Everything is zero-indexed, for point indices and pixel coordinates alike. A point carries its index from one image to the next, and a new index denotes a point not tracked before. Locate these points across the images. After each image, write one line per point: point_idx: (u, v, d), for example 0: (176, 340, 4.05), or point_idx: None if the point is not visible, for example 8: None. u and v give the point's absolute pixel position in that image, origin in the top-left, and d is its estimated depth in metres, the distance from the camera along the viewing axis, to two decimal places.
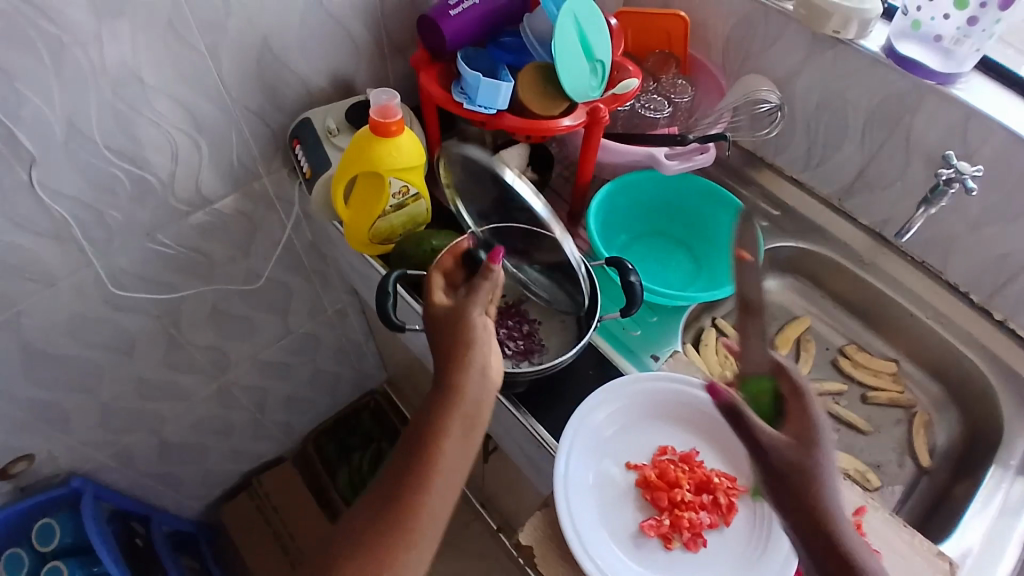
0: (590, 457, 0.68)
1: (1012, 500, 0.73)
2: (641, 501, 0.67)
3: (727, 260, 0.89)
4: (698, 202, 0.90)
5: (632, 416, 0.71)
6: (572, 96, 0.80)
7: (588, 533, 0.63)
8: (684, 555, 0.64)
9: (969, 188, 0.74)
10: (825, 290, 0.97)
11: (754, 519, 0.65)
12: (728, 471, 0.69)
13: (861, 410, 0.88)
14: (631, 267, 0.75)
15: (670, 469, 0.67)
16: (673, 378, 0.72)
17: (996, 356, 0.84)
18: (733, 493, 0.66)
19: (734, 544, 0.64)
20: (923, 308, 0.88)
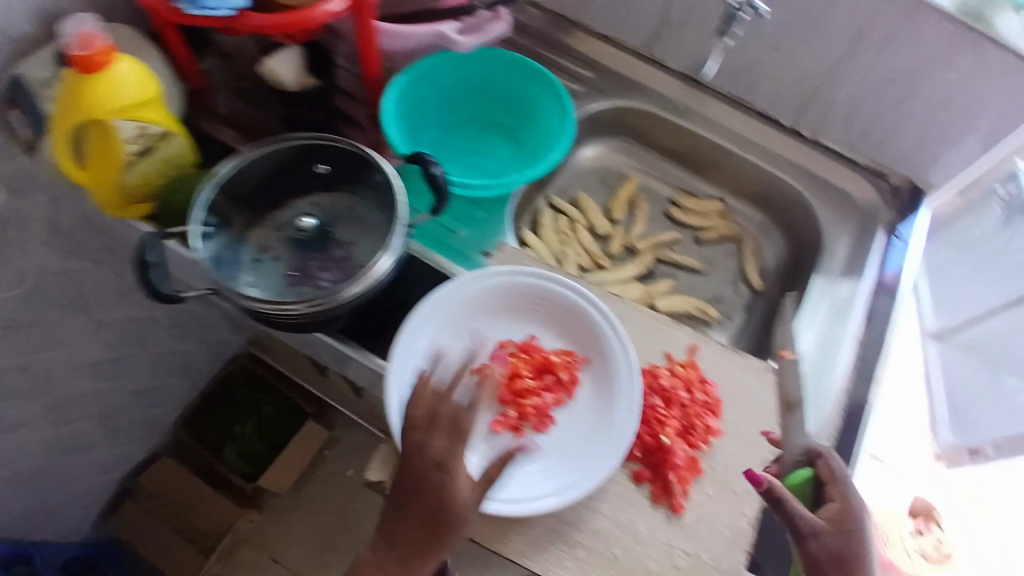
0: (426, 376, 0.64)
1: (840, 303, 0.78)
2: (486, 403, 0.65)
3: (542, 133, 0.82)
4: (503, 79, 0.83)
5: (461, 322, 0.67)
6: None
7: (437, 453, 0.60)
8: (538, 440, 0.63)
9: (760, 11, 0.74)
10: (651, 144, 0.94)
11: (598, 387, 0.65)
12: (565, 348, 0.67)
13: (695, 252, 0.90)
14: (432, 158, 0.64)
15: (509, 363, 0.65)
16: (492, 271, 0.67)
17: (809, 173, 0.87)
18: (573, 367, 0.66)
19: (580, 413, 0.64)
20: (737, 142, 0.89)
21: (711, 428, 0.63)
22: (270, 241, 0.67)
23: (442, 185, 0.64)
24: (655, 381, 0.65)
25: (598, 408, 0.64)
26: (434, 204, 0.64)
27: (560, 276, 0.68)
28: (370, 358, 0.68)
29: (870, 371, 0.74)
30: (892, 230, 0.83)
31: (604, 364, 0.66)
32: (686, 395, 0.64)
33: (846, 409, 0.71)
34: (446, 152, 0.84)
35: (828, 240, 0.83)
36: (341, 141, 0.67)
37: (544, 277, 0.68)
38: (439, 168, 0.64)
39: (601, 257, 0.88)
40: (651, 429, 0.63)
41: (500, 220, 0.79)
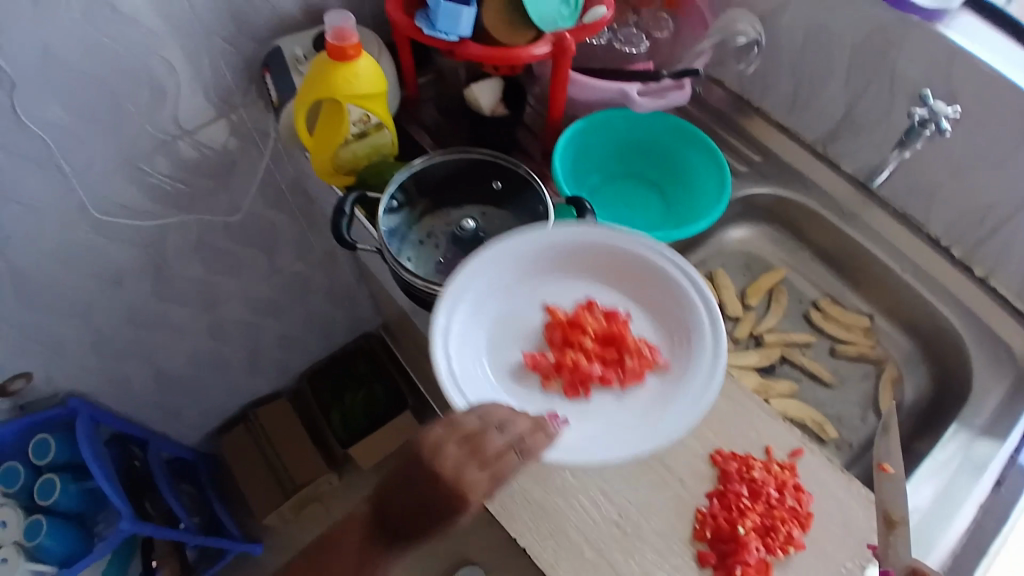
0: (488, 307, 0.67)
1: (973, 459, 0.71)
2: (533, 345, 0.66)
3: (694, 201, 0.85)
4: (670, 143, 0.87)
5: (542, 270, 0.70)
6: (543, 24, 0.73)
7: (468, 368, 0.63)
8: (561, 400, 0.63)
9: (944, 130, 0.70)
10: (806, 241, 0.93)
11: (656, 392, 0.63)
12: (649, 339, 0.66)
13: (827, 362, 0.87)
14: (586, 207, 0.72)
15: (580, 316, 0.66)
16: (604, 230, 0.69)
17: (974, 314, 0.80)
18: (642, 359, 0.64)
19: (620, 403, 0.63)
20: (900, 262, 0.84)
21: (794, 538, 0.60)
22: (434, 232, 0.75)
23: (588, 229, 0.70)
24: (746, 469, 0.63)
25: (651, 403, 0.62)
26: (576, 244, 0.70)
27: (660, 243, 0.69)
28: None
29: (991, 545, 0.65)
30: None
31: (675, 380, 0.63)
32: (776, 492, 0.62)
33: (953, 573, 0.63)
34: (602, 198, 0.89)
35: (980, 390, 0.76)
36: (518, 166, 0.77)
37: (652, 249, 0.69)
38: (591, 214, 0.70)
39: (724, 337, 0.88)
40: (729, 514, 0.61)
41: None
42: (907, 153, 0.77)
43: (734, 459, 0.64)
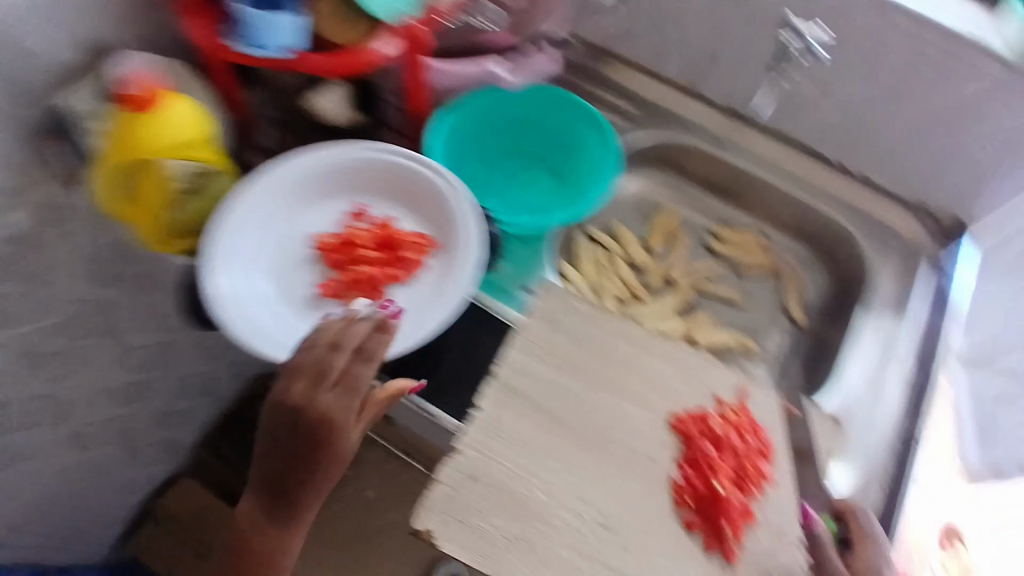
0: (293, 248, 0.63)
1: (887, 339, 0.77)
2: (316, 273, 0.62)
3: (584, 167, 0.82)
4: (545, 112, 0.82)
5: (329, 186, 0.65)
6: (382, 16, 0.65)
7: (262, 297, 0.59)
8: (357, 309, 0.60)
9: (821, 57, 0.74)
10: (690, 175, 0.94)
11: (433, 274, 0.61)
12: (421, 232, 0.63)
13: (735, 286, 0.89)
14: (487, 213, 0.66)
15: (350, 232, 0.62)
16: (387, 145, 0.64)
17: (854, 209, 0.86)
18: (419, 249, 0.62)
19: (412, 295, 0.60)
20: (780, 176, 0.88)
21: (765, 473, 0.59)
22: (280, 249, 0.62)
23: None
24: (704, 425, 0.59)
25: (425, 299, 0.60)
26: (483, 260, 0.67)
27: (434, 166, 0.63)
28: (410, 398, 0.66)
29: (919, 412, 0.72)
30: (938, 265, 0.82)
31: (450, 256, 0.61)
32: (738, 438, 0.59)
33: (899, 444, 0.70)
34: (488, 185, 0.84)
35: (876, 276, 0.82)
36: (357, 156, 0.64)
37: (427, 168, 0.64)
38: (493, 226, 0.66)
39: (640, 289, 0.87)
40: (705, 476, 0.57)
41: (539, 258, 0.79)
42: (783, 80, 0.81)
43: (692, 420, 0.59)
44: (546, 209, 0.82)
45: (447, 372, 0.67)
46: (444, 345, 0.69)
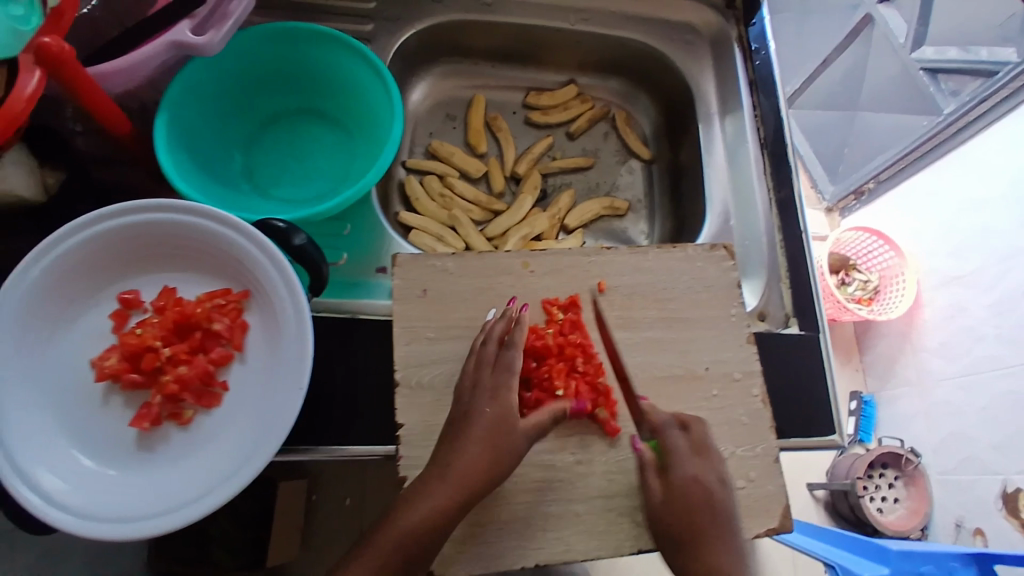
0: (79, 401, 0.47)
1: (730, 139, 0.76)
2: (128, 404, 0.47)
3: (362, 105, 0.68)
4: (283, 60, 0.66)
5: (69, 301, 0.48)
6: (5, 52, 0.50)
7: (90, 479, 0.45)
8: (206, 414, 0.48)
9: None
10: (474, 54, 0.83)
11: (265, 326, 0.49)
12: (218, 289, 0.50)
13: (574, 149, 0.85)
14: (290, 225, 0.51)
15: (135, 337, 0.47)
16: (109, 211, 0.47)
17: (647, 21, 0.81)
18: (229, 311, 0.49)
19: (255, 362, 0.49)
20: (564, 17, 0.79)
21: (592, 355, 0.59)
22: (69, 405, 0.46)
23: (316, 254, 0.52)
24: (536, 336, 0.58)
25: (271, 352, 0.49)
26: (316, 285, 0.53)
27: (185, 205, 0.48)
28: (334, 448, 0.56)
29: (787, 191, 0.73)
30: (747, 45, 0.80)
31: (270, 296, 0.50)
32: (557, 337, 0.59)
33: (783, 238, 0.71)
34: (267, 173, 0.68)
35: (693, 82, 0.79)
36: (78, 239, 0.47)
37: (178, 211, 0.48)
38: (304, 237, 0.51)
39: (491, 200, 0.80)
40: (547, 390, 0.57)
41: (378, 227, 0.68)
42: None
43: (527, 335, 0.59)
44: (347, 170, 0.68)
45: (348, 405, 0.57)
46: (329, 376, 0.58)
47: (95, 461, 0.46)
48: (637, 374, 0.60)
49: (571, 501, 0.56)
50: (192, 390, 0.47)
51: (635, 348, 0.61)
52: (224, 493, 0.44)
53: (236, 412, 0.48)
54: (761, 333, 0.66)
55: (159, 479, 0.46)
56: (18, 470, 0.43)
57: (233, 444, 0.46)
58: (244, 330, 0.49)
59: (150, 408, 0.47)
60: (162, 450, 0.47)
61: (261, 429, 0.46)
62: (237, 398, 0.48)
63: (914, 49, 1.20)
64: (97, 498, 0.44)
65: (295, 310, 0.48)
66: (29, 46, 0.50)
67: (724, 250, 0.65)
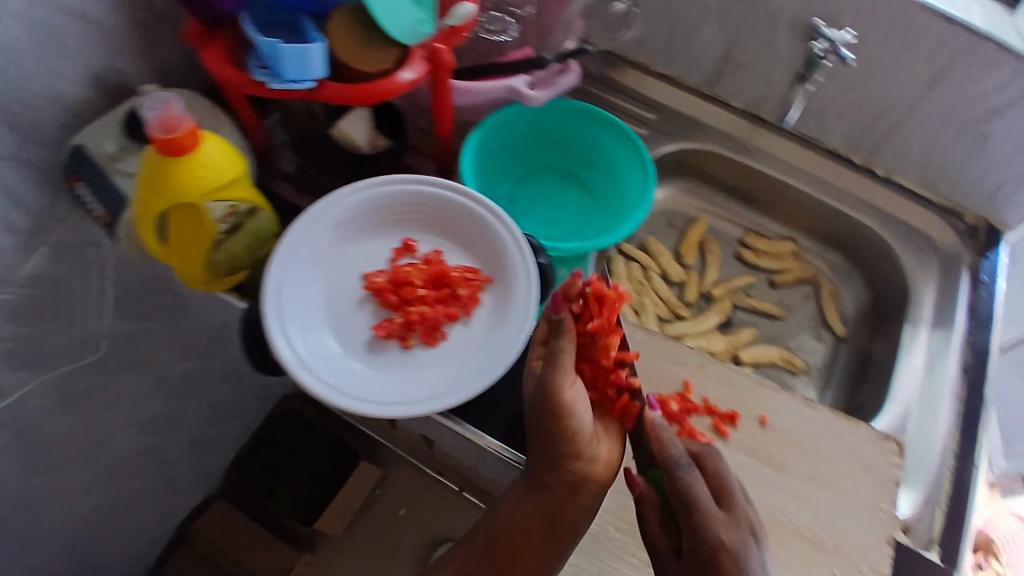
0: (341, 296, 0.59)
1: (931, 350, 0.77)
2: (374, 314, 0.59)
3: (618, 184, 0.80)
4: (575, 129, 0.80)
5: (368, 225, 0.62)
6: (407, 40, 0.64)
7: (323, 352, 0.56)
8: (423, 351, 0.58)
9: (846, 59, 0.72)
10: (715, 183, 0.93)
11: (495, 310, 0.60)
12: (472, 266, 0.62)
13: (770, 296, 0.89)
14: (539, 247, 0.64)
15: (403, 270, 0.60)
16: (433, 180, 0.61)
17: (884, 215, 0.86)
18: (474, 285, 0.60)
19: (474, 331, 0.59)
20: (810, 185, 0.87)
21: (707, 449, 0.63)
22: (337, 294, 0.59)
23: (548, 277, 0.64)
24: (667, 405, 0.65)
25: (490, 332, 0.59)
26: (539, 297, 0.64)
27: (483, 198, 0.61)
28: (484, 437, 0.64)
29: (973, 432, 0.71)
30: (977, 274, 0.81)
31: (508, 290, 0.60)
32: (690, 423, 0.64)
33: (954, 467, 0.69)
34: (520, 206, 0.82)
35: (913, 286, 0.82)
36: (403, 187, 0.61)
37: (476, 201, 0.61)
38: (546, 260, 0.64)
39: (678, 305, 0.87)
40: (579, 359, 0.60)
41: (586, 280, 0.77)
42: (811, 86, 0.79)
43: (670, 398, 0.65)
44: (583, 230, 0.80)
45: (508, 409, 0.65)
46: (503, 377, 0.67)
47: (334, 342, 0.57)
48: (764, 510, 0.61)
49: None
50: (422, 327, 0.58)
51: (772, 486, 0.62)
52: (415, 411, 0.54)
53: (444, 361, 0.57)
54: (901, 545, 0.64)
55: (371, 378, 0.56)
56: (287, 322, 0.56)
57: (433, 381, 0.56)
58: (477, 306, 0.60)
59: (389, 325, 0.58)
60: (382, 358, 0.57)
61: (460, 382, 0.56)
62: (449, 350, 0.58)
63: None
64: (327, 369, 0.55)
65: (524, 310, 0.58)
66: (424, 45, 0.66)
67: (896, 446, 0.65)
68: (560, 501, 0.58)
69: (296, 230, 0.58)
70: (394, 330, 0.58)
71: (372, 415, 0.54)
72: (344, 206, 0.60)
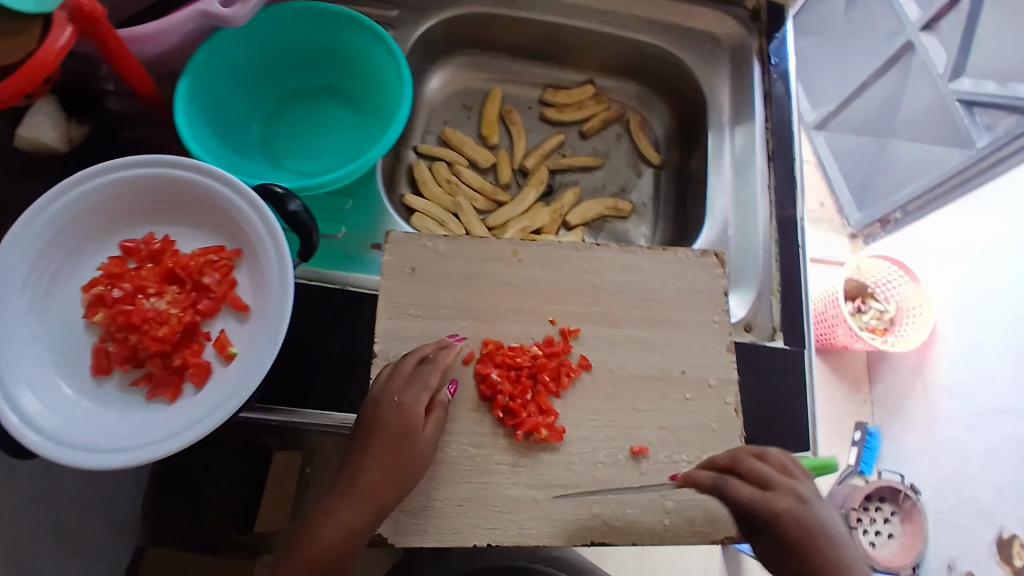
0: (66, 341, 0.50)
1: (738, 151, 0.76)
2: (111, 339, 0.50)
3: (378, 87, 0.70)
4: (304, 36, 0.69)
5: (72, 244, 0.52)
6: (44, 7, 0.52)
7: (63, 406, 0.48)
8: (185, 367, 0.49)
9: None
10: (495, 46, 0.85)
11: (253, 284, 0.52)
12: (214, 245, 0.53)
13: (584, 148, 0.86)
14: (286, 192, 0.53)
15: (130, 277, 0.51)
16: (129, 162, 0.51)
17: (668, 26, 0.80)
18: (219, 269, 0.52)
19: (237, 318, 0.51)
20: (587, 18, 0.80)
21: (566, 373, 0.59)
22: (67, 329, 0.51)
23: (309, 223, 0.53)
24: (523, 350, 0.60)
25: (256, 313, 0.51)
26: (305, 249, 0.54)
27: (197, 164, 0.51)
28: (325, 416, 0.61)
29: (790, 213, 0.72)
30: (767, 57, 0.79)
31: (258, 258, 0.52)
32: (552, 361, 0.59)
33: (780, 254, 0.71)
34: (280, 144, 0.72)
35: (709, 91, 0.79)
36: (103, 180, 0.51)
37: (187, 169, 0.51)
38: (299, 205, 0.53)
39: (495, 191, 0.81)
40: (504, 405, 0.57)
41: (379, 205, 0.70)
42: None
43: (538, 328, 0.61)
44: (356, 150, 0.71)
45: (335, 373, 0.61)
46: (319, 337, 0.62)
47: (78, 392, 0.49)
48: (613, 370, 0.60)
49: (530, 487, 0.56)
50: (174, 343, 0.50)
51: (617, 343, 0.61)
52: (188, 436, 0.46)
53: (209, 366, 0.49)
54: (745, 344, 0.66)
55: (131, 418, 0.49)
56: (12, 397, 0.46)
57: (209, 395, 0.48)
58: (232, 286, 0.51)
59: (130, 348, 0.50)
60: (142, 385, 0.50)
61: (233, 386, 0.48)
62: (214, 351, 0.50)
63: (952, 80, 1.14)
64: (73, 425, 0.47)
65: (280, 273, 0.50)
66: (64, 3, 0.53)
67: (715, 257, 0.65)
68: (377, 509, 0.50)
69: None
70: (140, 348, 0.50)
71: (135, 464, 0.45)
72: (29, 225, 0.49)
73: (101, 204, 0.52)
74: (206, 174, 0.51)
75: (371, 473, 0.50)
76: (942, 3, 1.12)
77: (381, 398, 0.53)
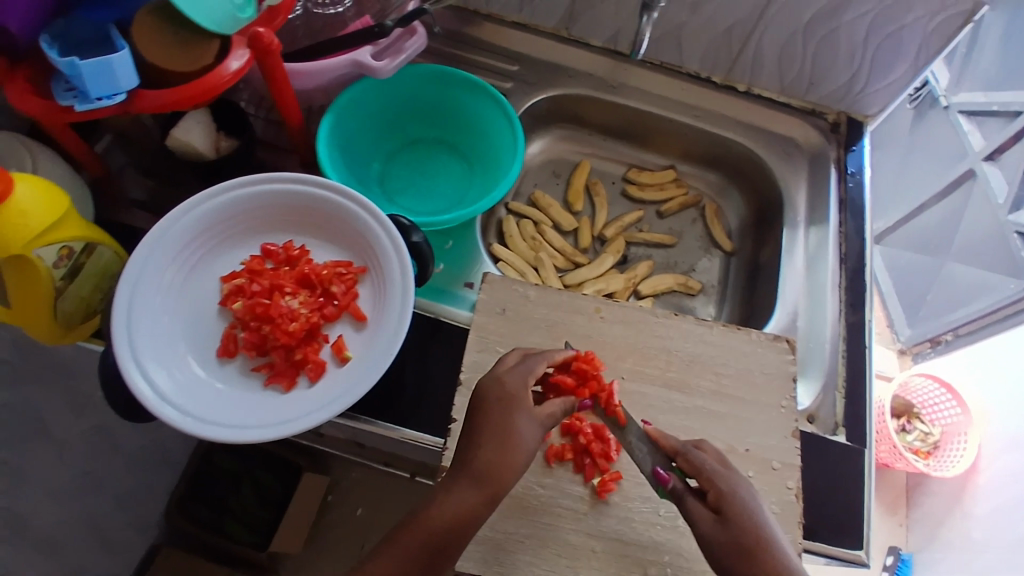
0: (201, 323, 0.56)
1: (811, 249, 0.80)
2: (242, 327, 0.56)
3: (490, 145, 0.78)
4: (433, 94, 0.77)
5: (221, 240, 0.59)
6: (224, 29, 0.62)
7: (191, 382, 0.53)
8: (306, 362, 0.54)
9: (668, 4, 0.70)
10: (590, 124, 0.93)
11: (374, 298, 0.57)
12: (343, 259, 0.59)
13: (660, 227, 0.92)
14: (411, 223, 0.60)
15: (269, 275, 0.57)
16: (285, 177, 0.58)
17: (751, 127, 0.87)
18: (346, 281, 0.58)
19: (355, 326, 0.57)
20: (680, 111, 0.88)
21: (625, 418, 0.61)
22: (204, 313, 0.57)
23: (426, 252, 0.60)
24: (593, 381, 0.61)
25: (373, 324, 0.56)
26: (421, 273, 0.60)
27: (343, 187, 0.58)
28: (400, 432, 0.64)
29: (858, 315, 0.75)
30: (843, 166, 0.85)
31: (382, 275, 0.57)
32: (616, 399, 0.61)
33: (846, 350, 0.73)
34: (394, 183, 0.79)
35: (785, 190, 0.85)
36: (260, 188, 0.58)
37: (333, 190, 0.58)
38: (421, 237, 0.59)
39: (575, 253, 0.87)
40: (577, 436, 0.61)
41: (474, 250, 0.77)
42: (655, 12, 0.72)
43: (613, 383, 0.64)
44: (460, 199, 0.79)
45: (414, 397, 0.65)
46: (406, 360, 0.66)
47: (204, 370, 0.54)
48: (678, 435, 0.63)
49: (588, 536, 0.58)
50: (298, 339, 0.55)
51: (685, 410, 0.64)
52: (301, 424, 0.50)
53: (326, 364, 0.54)
54: (806, 432, 0.68)
55: (247, 401, 0.53)
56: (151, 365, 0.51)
57: (321, 392, 0.53)
58: (355, 298, 0.57)
59: (257, 338, 0.55)
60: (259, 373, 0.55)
61: (346, 385, 0.52)
62: (331, 352, 0.55)
63: (1012, 210, 1.17)
64: (197, 400, 0.52)
65: (401, 291, 0.55)
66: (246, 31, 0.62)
67: (786, 343, 0.68)
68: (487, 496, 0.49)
69: (145, 259, 0.53)
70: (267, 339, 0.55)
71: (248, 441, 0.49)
72: (193, 217, 0.56)
73: (254, 210, 0.59)
74: (348, 197, 0.58)
75: (483, 454, 0.50)
76: (1008, 136, 1.17)
77: (487, 380, 0.55)
